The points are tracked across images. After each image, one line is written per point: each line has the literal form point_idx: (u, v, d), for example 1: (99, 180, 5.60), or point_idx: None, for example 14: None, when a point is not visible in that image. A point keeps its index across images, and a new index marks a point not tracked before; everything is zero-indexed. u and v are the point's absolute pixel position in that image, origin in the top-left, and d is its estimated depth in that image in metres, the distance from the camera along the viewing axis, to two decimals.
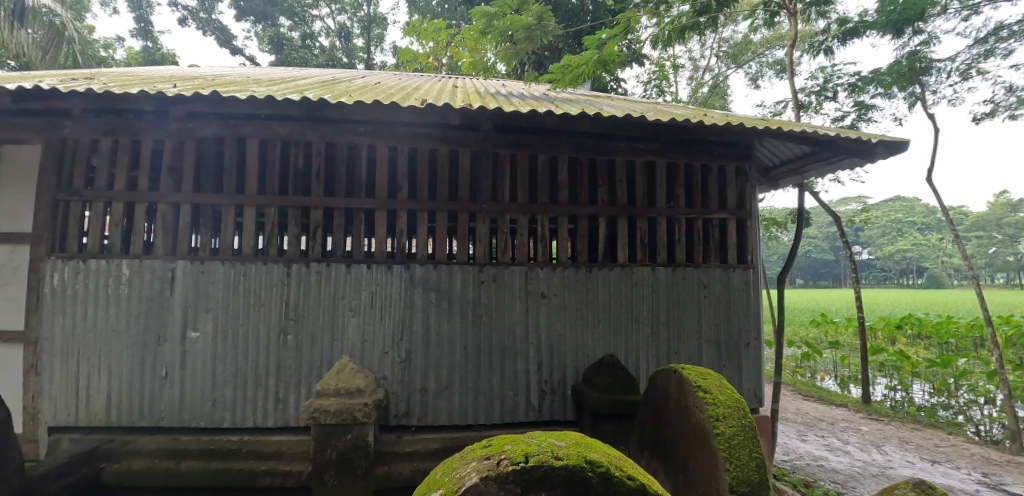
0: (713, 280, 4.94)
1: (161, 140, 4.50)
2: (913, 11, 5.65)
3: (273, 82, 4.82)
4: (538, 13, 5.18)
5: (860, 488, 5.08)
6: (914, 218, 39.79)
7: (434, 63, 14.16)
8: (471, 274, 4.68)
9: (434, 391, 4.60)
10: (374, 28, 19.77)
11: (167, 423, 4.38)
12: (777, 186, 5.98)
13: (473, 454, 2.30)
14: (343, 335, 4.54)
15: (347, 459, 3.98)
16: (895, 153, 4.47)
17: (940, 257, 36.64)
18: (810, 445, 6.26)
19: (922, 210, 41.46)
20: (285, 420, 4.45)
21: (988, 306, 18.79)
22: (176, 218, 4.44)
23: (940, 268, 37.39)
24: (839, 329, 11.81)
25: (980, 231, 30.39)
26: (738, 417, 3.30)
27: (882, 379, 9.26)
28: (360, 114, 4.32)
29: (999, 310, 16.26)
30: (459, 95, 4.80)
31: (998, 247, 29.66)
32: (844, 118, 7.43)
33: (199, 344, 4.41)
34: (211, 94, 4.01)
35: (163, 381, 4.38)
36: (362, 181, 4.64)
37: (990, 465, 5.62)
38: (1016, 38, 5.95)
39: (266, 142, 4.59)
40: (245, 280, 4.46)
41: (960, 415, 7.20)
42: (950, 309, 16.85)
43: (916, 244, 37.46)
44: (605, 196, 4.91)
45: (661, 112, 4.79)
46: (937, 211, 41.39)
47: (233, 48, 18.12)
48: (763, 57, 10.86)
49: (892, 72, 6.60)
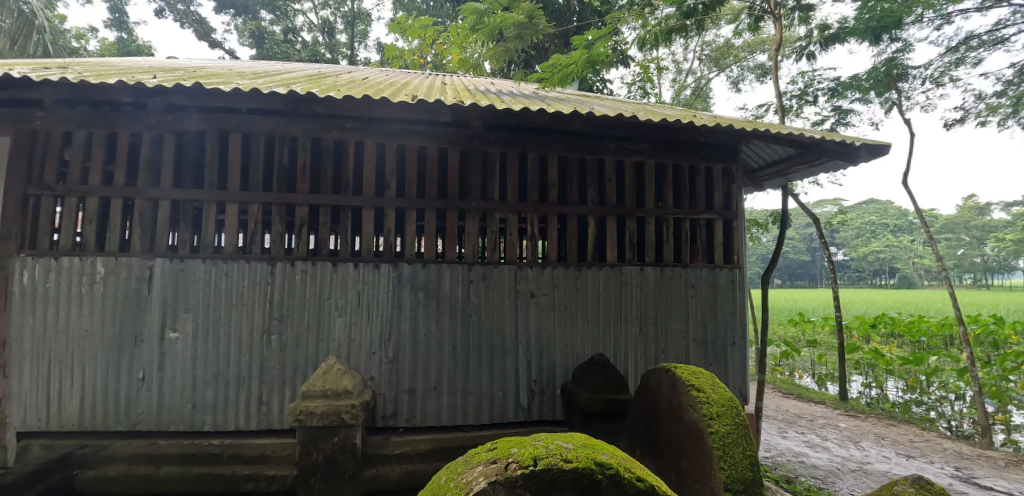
0: (700, 279, 5.00)
1: (138, 134, 4.33)
2: (890, 19, 5.78)
3: (258, 75, 4.69)
4: (528, 11, 5.10)
5: (839, 484, 5.19)
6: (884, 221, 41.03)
7: (420, 60, 14.00)
8: (460, 273, 4.63)
9: (422, 391, 4.54)
10: (358, 24, 19.40)
11: (143, 427, 4.20)
12: (760, 187, 6.07)
13: (478, 458, 2.25)
14: (330, 336, 4.44)
15: (334, 462, 3.91)
16: (877, 156, 4.59)
17: (908, 258, 37.81)
18: (790, 441, 6.38)
19: (894, 213, 42.69)
20: (268, 423, 4.33)
21: (959, 305, 19.20)
22: (155, 215, 4.29)
23: (908, 269, 38.69)
24: (816, 329, 12.08)
25: (948, 233, 32.36)
26: (731, 415, 3.34)
27: (858, 377, 9.54)
28: (348, 110, 4.23)
29: (969, 310, 16.86)
30: (448, 92, 4.75)
31: (965, 248, 31.50)
32: (824, 122, 7.61)
33: (178, 345, 4.26)
34: (193, 86, 3.89)
35: (140, 384, 4.21)
36: (348, 179, 4.54)
37: (961, 459, 5.81)
38: (985, 47, 6.18)
39: (250, 137, 4.47)
40: (227, 280, 4.32)
41: (932, 411, 7.44)
42: (923, 309, 17.32)
43: (886, 244, 38.75)
44: (594, 196, 4.92)
45: (651, 112, 4.83)
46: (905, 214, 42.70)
47: (210, 40, 17.62)
48: (744, 62, 11.13)
49: (870, 77, 6.77)
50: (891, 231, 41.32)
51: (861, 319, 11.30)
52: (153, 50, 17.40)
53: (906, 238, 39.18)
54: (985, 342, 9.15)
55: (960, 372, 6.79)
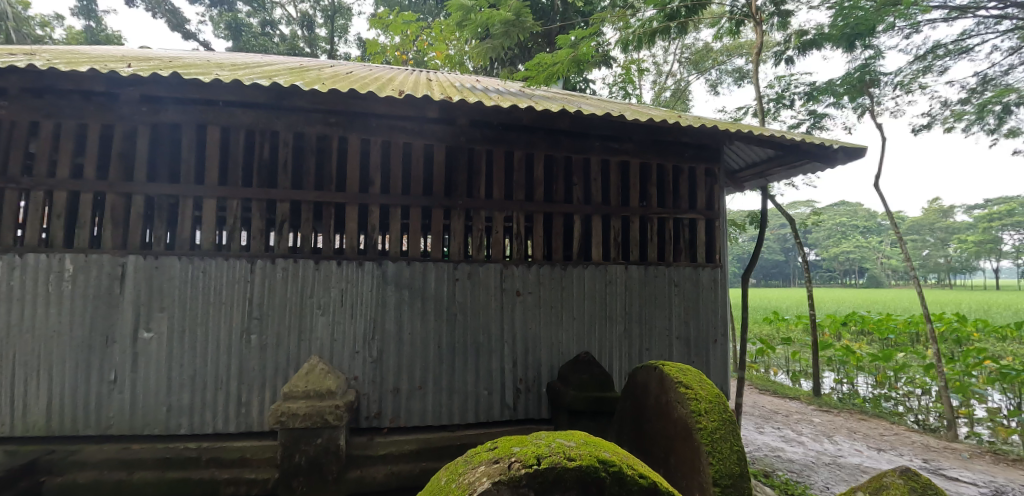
0: (683, 278, 5.07)
1: (109, 125, 4.14)
2: (864, 27, 5.99)
3: (238, 67, 4.56)
4: (516, 8, 5.13)
5: (815, 477, 5.33)
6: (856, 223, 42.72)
7: (402, 57, 13.84)
8: (445, 272, 4.59)
9: (407, 391, 4.47)
10: (338, 18, 19.05)
11: (115, 431, 4.04)
12: (741, 189, 6.20)
13: (478, 458, 2.23)
14: (312, 335, 4.34)
15: (317, 464, 3.83)
16: (853, 158, 4.74)
17: (878, 258, 39.24)
18: (766, 436, 6.53)
19: (865, 215, 44.31)
20: (247, 426, 4.20)
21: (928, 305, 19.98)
22: (127, 210, 4.11)
23: (877, 269, 40.10)
24: (790, 327, 12.39)
25: (915, 234, 34.89)
26: (719, 411, 3.39)
27: (830, 373, 9.88)
28: (332, 104, 4.15)
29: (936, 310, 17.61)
30: (435, 88, 4.71)
31: (932, 249, 34.57)
32: (799, 126, 7.82)
33: (152, 346, 4.10)
34: (170, 76, 3.75)
35: (111, 386, 4.04)
36: (331, 175, 4.44)
37: (928, 451, 6.04)
38: (951, 56, 6.44)
39: (229, 131, 4.33)
40: (204, 278, 4.18)
41: (900, 405, 7.71)
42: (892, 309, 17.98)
43: (855, 247, 40.36)
44: (580, 195, 4.94)
45: (636, 112, 4.87)
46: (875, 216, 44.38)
47: (183, 32, 17.08)
48: (723, 65, 11.35)
49: (845, 83, 6.99)
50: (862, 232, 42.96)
51: (833, 317, 11.64)
52: (122, 40, 16.78)
53: (876, 239, 40.63)
54: (949, 339, 9.52)
55: (927, 368, 7.06)
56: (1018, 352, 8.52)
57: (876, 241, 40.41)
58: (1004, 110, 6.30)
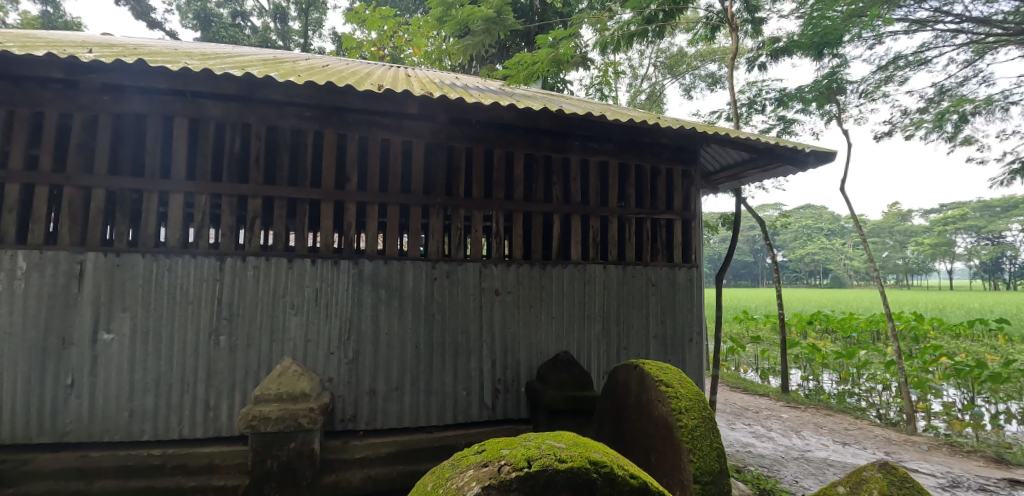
0: (660, 278, 5.12)
1: (68, 115, 3.92)
2: (831, 36, 6.21)
3: (208, 56, 4.38)
4: (496, 5, 5.11)
5: (785, 471, 5.47)
6: (821, 226, 44.23)
7: (379, 52, 13.67)
8: (424, 271, 4.51)
9: (383, 392, 4.37)
10: (312, 12, 18.59)
11: (72, 438, 3.82)
12: (715, 191, 6.33)
13: (466, 462, 2.18)
14: (285, 336, 4.19)
15: (290, 469, 3.70)
16: (823, 162, 4.88)
17: (841, 260, 41.09)
18: (738, 433, 6.67)
19: (828, 218, 45.94)
20: (216, 431, 4.03)
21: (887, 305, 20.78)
22: (86, 204, 3.89)
23: (838, 270, 41.67)
24: (759, 326, 12.73)
25: (875, 238, 36.59)
26: (699, 409, 3.41)
27: (797, 370, 10.21)
28: (308, 97, 4.02)
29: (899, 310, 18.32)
30: (414, 83, 4.63)
31: (891, 252, 36.28)
32: (770, 131, 8.04)
33: (113, 348, 3.89)
34: (134, 64, 3.57)
35: (68, 391, 3.82)
36: (306, 170, 4.31)
37: (890, 445, 6.28)
38: (911, 67, 6.72)
39: (197, 123, 4.15)
40: (170, 276, 3.99)
41: (862, 400, 8.01)
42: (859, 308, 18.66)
43: (820, 248, 42.17)
44: (559, 195, 4.93)
45: (617, 113, 4.89)
46: (837, 220, 46.04)
47: (149, 20, 16.41)
48: (697, 70, 11.58)
49: (813, 90, 7.22)
50: (825, 235, 44.62)
51: (800, 316, 12.00)
52: (82, 27, 16.03)
53: (837, 242, 42.20)
54: (908, 337, 9.93)
55: (888, 364, 7.35)
56: (971, 349, 8.94)
57: (838, 244, 41.97)
58: (960, 119, 6.62)
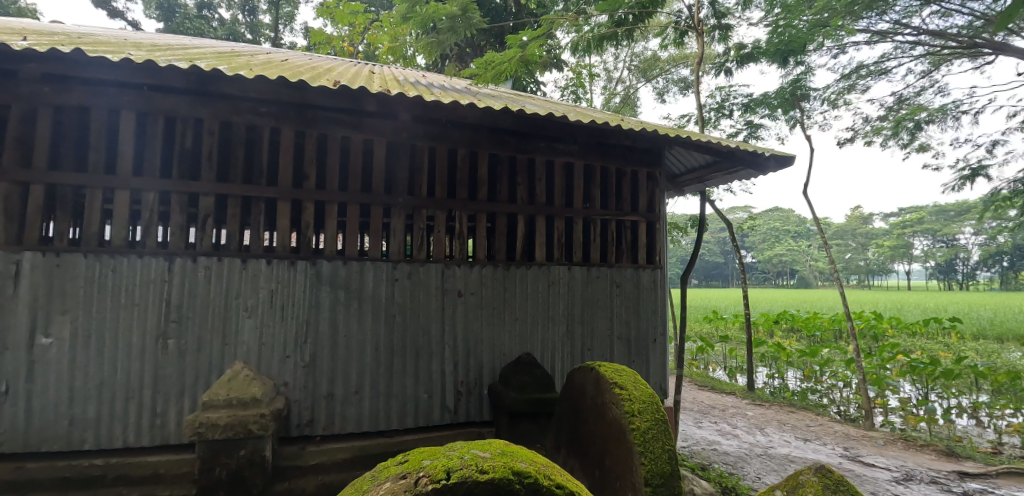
0: (624, 279, 5.12)
1: (4, 106, 3.71)
2: (795, 44, 6.31)
3: (157, 48, 4.21)
4: (462, 3, 5.01)
5: (747, 468, 5.53)
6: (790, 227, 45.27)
7: (349, 50, 13.54)
8: (384, 272, 4.41)
9: (341, 396, 4.26)
10: (283, 5, 18.18)
11: (6, 448, 3.62)
12: (681, 193, 6.36)
13: (386, 472, 2.11)
14: (238, 339, 4.05)
15: (239, 478, 3.57)
16: (783, 166, 4.93)
17: (807, 261, 42.16)
18: (704, 431, 6.73)
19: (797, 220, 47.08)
20: (164, 438, 3.87)
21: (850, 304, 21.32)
22: (23, 201, 3.69)
23: (806, 270, 42.70)
24: (728, 325, 12.92)
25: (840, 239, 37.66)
26: (652, 412, 3.40)
27: (763, 368, 10.38)
28: (261, 91, 3.88)
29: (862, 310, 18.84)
30: (375, 80, 4.53)
31: (853, 253, 37.41)
32: (737, 135, 8.14)
33: (52, 353, 3.70)
34: (73, 53, 3.38)
35: (2, 398, 3.62)
36: (262, 168, 4.17)
37: (849, 440, 6.41)
38: (871, 76, 6.87)
39: (145, 117, 3.96)
40: (114, 277, 3.82)
41: (824, 398, 8.18)
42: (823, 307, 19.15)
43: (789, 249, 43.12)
44: (524, 195, 4.88)
45: (581, 114, 4.86)
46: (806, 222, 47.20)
47: (110, 9, 15.81)
48: (669, 74, 11.70)
49: (779, 95, 7.33)
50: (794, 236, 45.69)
51: (767, 316, 12.22)
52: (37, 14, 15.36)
53: (806, 243, 43.22)
54: (868, 336, 10.19)
55: (849, 362, 7.52)
56: (926, 347, 9.22)
57: (806, 244, 42.99)
58: (916, 126, 6.80)
